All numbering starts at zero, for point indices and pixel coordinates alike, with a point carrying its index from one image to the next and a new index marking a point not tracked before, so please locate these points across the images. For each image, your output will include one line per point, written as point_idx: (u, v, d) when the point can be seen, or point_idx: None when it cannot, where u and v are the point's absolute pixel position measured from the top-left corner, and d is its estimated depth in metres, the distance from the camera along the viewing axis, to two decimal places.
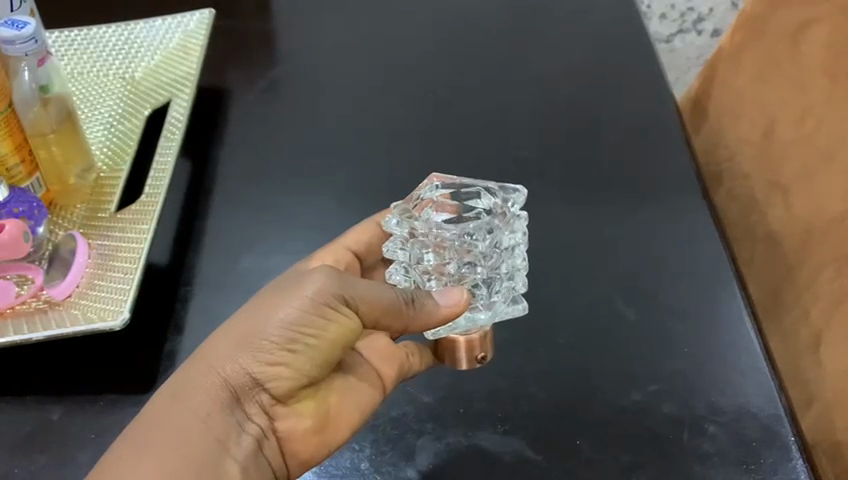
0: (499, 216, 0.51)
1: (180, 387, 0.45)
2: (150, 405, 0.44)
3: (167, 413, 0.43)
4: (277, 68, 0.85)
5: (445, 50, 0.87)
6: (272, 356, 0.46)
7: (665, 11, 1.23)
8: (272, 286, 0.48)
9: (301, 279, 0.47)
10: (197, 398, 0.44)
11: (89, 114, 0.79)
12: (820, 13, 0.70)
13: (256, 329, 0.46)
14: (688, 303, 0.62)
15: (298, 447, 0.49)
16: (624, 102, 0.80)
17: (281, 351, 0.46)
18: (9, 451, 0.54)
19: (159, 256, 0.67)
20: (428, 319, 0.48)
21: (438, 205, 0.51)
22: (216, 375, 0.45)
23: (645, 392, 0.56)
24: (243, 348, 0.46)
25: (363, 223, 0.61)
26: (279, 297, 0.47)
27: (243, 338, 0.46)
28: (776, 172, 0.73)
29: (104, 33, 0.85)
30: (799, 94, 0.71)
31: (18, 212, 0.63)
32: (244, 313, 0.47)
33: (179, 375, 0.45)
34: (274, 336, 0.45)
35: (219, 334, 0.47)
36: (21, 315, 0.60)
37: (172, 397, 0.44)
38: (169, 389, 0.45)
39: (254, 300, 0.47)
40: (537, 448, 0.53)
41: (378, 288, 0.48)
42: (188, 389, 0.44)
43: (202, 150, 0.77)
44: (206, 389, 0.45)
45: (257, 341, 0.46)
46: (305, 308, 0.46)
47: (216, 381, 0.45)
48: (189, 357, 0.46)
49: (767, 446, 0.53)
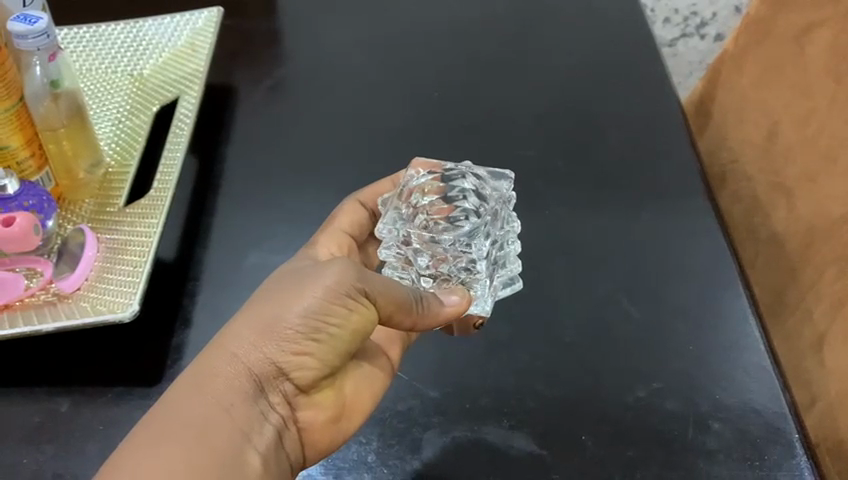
0: (480, 195, 0.55)
1: (202, 376, 0.44)
2: (171, 394, 0.43)
3: (188, 401, 0.43)
4: (283, 67, 0.85)
5: (451, 50, 0.88)
6: (297, 345, 0.46)
7: (668, 16, 1.24)
8: (290, 278, 0.48)
9: (320, 270, 0.48)
10: (219, 387, 0.44)
11: (97, 111, 0.80)
12: (823, 17, 0.70)
13: (279, 319, 0.46)
14: (692, 301, 0.62)
15: (315, 438, 0.51)
16: (629, 103, 0.81)
17: (307, 341, 0.46)
18: (17, 441, 0.55)
19: (166, 250, 0.68)
20: (432, 310, 0.51)
21: (425, 191, 0.56)
22: (240, 365, 0.45)
23: (649, 389, 0.57)
24: (267, 337, 0.46)
25: (344, 202, 0.61)
26: (301, 286, 0.47)
27: (266, 328, 0.46)
28: (780, 174, 0.73)
29: (113, 30, 0.86)
30: (804, 97, 0.72)
31: (28, 205, 0.64)
32: (263, 303, 0.47)
33: (199, 363, 0.45)
34: (298, 326, 0.46)
35: (238, 325, 0.46)
36: (29, 307, 0.60)
37: (194, 385, 0.44)
38: (189, 378, 0.44)
39: (273, 290, 0.47)
40: (542, 443, 0.54)
41: (390, 280, 0.49)
42: (210, 378, 0.44)
43: (209, 147, 0.78)
44: (229, 377, 0.44)
45: (281, 331, 0.46)
46: (329, 298, 0.46)
47: (239, 370, 0.45)
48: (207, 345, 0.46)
49: (771, 443, 0.54)
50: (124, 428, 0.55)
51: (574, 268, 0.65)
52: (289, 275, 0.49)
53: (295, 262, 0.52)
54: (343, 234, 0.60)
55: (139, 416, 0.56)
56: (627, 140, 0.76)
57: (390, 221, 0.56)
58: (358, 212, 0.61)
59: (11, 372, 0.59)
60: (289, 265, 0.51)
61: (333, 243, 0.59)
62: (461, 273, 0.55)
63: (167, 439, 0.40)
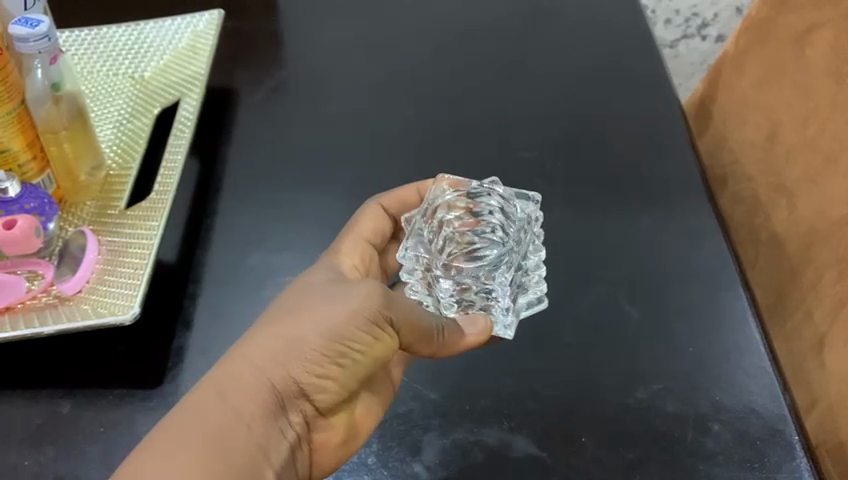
0: (507, 213, 0.56)
1: (224, 389, 0.42)
2: (189, 402, 0.42)
3: (210, 411, 0.41)
4: (284, 69, 0.86)
5: (451, 51, 0.88)
6: (321, 368, 0.46)
7: (670, 17, 1.24)
8: (316, 298, 0.48)
9: (347, 291, 0.48)
10: (242, 400, 0.42)
11: (98, 113, 0.80)
12: (823, 18, 0.70)
13: (306, 337, 0.45)
14: (693, 303, 0.62)
15: (324, 459, 0.50)
16: (629, 104, 0.81)
17: (331, 365, 0.46)
18: (18, 443, 0.55)
19: (167, 252, 0.68)
20: (452, 337, 0.52)
21: (451, 208, 0.57)
22: (263, 379, 0.44)
23: (649, 391, 0.57)
24: (292, 354, 0.45)
25: (367, 207, 0.61)
26: (329, 307, 0.47)
27: (292, 345, 0.45)
28: (781, 175, 0.73)
29: (114, 33, 0.86)
30: (804, 99, 0.72)
31: (30, 207, 0.64)
32: (290, 321, 0.46)
33: (222, 374, 0.43)
34: (326, 346, 0.45)
35: (261, 339, 0.45)
36: (31, 310, 0.60)
37: (216, 395, 0.42)
38: (208, 388, 0.42)
39: (298, 308, 0.47)
40: (542, 445, 0.54)
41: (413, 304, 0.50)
42: (232, 391, 0.43)
43: (210, 149, 0.78)
44: (253, 392, 0.43)
45: (308, 351, 0.45)
46: (358, 320, 0.46)
47: (261, 385, 0.43)
48: (229, 356, 0.45)
49: (771, 444, 0.54)
50: (125, 429, 0.55)
51: (574, 269, 0.65)
52: (312, 294, 0.49)
53: (310, 278, 0.52)
54: (365, 241, 0.60)
55: (140, 418, 0.56)
56: (628, 141, 0.76)
57: (411, 239, 0.56)
58: (378, 218, 0.60)
59: (12, 374, 0.59)
60: (306, 283, 0.51)
61: (355, 251, 0.58)
62: (480, 296, 0.56)
63: (187, 448, 0.38)
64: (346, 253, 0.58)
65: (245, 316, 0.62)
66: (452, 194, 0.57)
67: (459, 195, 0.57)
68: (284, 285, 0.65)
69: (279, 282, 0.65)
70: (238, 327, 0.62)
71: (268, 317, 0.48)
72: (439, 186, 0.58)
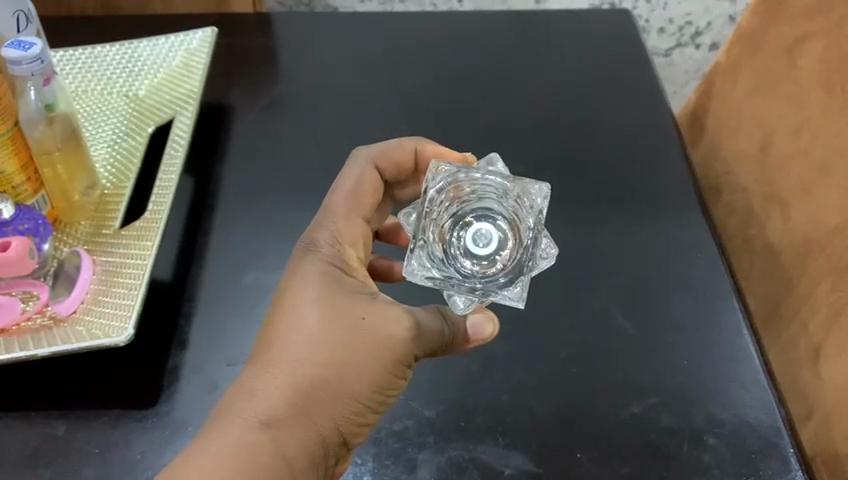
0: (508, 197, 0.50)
1: (274, 439, 0.42)
2: (244, 450, 0.41)
3: (267, 465, 0.41)
4: (278, 85, 0.86)
5: (444, 66, 0.88)
6: (362, 417, 0.46)
7: (663, 26, 1.23)
8: (353, 327, 0.46)
9: (386, 325, 0.47)
10: (295, 451, 0.42)
11: (92, 132, 0.80)
12: (814, 28, 0.71)
13: (353, 386, 0.45)
14: (687, 315, 0.62)
15: None
16: (622, 116, 0.81)
17: (370, 414, 0.47)
18: (13, 466, 0.55)
19: (162, 271, 0.68)
20: (461, 333, 0.52)
21: (450, 191, 0.51)
22: (310, 427, 0.44)
23: (644, 404, 0.57)
24: (338, 403, 0.45)
25: (361, 167, 0.56)
26: (371, 350, 0.46)
27: (337, 392, 0.45)
28: (774, 184, 0.74)
29: (108, 51, 0.86)
30: (796, 109, 0.72)
31: (24, 229, 0.64)
32: (331, 360, 0.45)
33: (272, 420, 0.42)
34: (368, 394, 0.46)
35: (304, 380, 0.44)
36: (26, 332, 0.61)
37: (271, 447, 0.41)
38: (259, 439, 0.41)
39: (335, 340, 0.45)
40: (538, 461, 0.54)
41: (436, 319, 0.50)
42: (282, 443, 0.42)
43: (205, 166, 0.78)
44: (304, 443, 0.43)
45: (351, 400, 0.45)
46: (396, 365, 0.47)
47: (309, 434, 0.43)
48: (276, 396, 0.43)
49: (766, 457, 0.54)
50: (121, 450, 0.55)
51: (569, 282, 0.65)
52: (347, 320, 0.46)
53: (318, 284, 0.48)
54: (364, 211, 0.55)
55: (135, 439, 0.56)
56: (621, 154, 0.77)
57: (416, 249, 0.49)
58: (375, 180, 0.56)
59: (6, 397, 0.59)
60: (330, 290, 0.48)
61: (359, 229, 0.53)
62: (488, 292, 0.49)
63: None
64: (350, 235, 0.53)
65: (240, 335, 0.63)
66: (450, 178, 0.51)
67: (455, 178, 0.51)
68: None
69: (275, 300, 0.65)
70: (234, 346, 0.62)
71: (300, 343, 0.45)
72: (435, 171, 0.51)
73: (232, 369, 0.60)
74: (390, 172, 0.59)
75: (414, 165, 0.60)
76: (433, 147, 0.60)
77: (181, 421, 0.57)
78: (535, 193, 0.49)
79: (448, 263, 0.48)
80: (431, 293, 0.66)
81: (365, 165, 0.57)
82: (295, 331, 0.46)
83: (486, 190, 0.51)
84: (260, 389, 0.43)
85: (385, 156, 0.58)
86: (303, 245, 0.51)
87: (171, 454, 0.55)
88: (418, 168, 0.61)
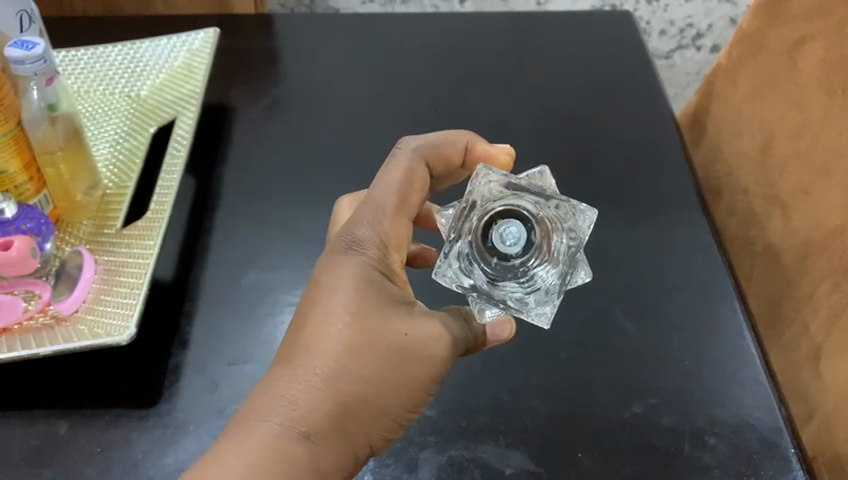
0: (550, 211, 0.49)
1: (311, 452, 0.42)
2: (279, 458, 0.41)
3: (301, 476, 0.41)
4: (279, 86, 0.86)
5: (445, 67, 0.88)
6: (390, 432, 0.47)
7: (664, 28, 1.23)
8: (396, 344, 0.46)
9: (426, 346, 0.47)
10: (326, 463, 0.43)
11: (95, 132, 0.81)
12: (814, 30, 0.71)
13: (388, 403, 0.46)
14: (688, 316, 0.62)
15: None
16: (622, 118, 0.81)
17: (397, 428, 0.48)
18: (14, 465, 0.55)
19: (163, 271, 0.68)
20: (479, 335, 0.52)
21: (490, 193, 0.49)
22: (345, 441, 0.44)
23: (645, 405, 0.57)
24: (374, 419, 0.45)
25: (412, 161, 0.52)
26: (407, 368, 0.46)
27: (375, 409, 0.45)
28: (774, 186, 0.74)
29: (111, 52, 0.86)
30: (796, 110, 0.73)
31: (27, 228, 0.64)
32: (373, 377, 0.45)
33: (308, 430, 0.43)
34: (401, 413, 0.47)
35: (345, 394, 0.44)
36: (28, 331, 0.61)
37: (305, 459, 0.42)
38: (294, 449, 0.42)
39: (376, 354, 0.45)
40: (538, 460, 0.54)
41: (465, 331, 0.50)
42: (319, 455, 0.43)
43: (206, 167, 0.78)
44: (336, 455, 0.44)
45: (385, 417, 0.46)
46: (428, 384, 0.48)
47: (341, 446, 0.44)
48: (312, 406, 0.43)
49: (767, 457, 0.54)
50: (122, 450, 0.55)
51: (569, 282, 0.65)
52: (391, 335, 0.46)
53: (364, 290, 0.47)
54: (412, 209, 0.51)
55: (136, 438, 0.56)
56: (621, 155, 0.77)
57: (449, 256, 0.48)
58: (423, 175, 0.52)
59: (8, 395, 0.59)
60: (374, 299, 0.47)
61: (403, 230, 0.50)
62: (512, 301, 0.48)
63: None
64: (394, 236, 0.49)
65: (243, 334, 0.63)
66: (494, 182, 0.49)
67: (500, 182, 0.49)
68: (282, 304, 0.65)
69: (279, 300, 0.65)
70: (237, 345, 0.62)
71: (344, 353, 0.45)
72: (481, 172, 0.49)
73: (236, 369, 0.60)
74: (437, 166, 0.55)
75: (461, 159, 0.57)
76: (481, 144, 0.58)
77: (183, 421, 0.57)
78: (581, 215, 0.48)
79: (473, 265, 0.48)
80: (432, 293, 0.66)
81: (415, 159, 0.53)
82: (339, 339, 0.45)
83: (524, 196, 0.49)
84: (299, 397, 0.43)
85: (435, 150, 0.54)
86: (345, 241, 0.48)
87: (173, 453, 0.55)
88: (463, 164, 0.58)
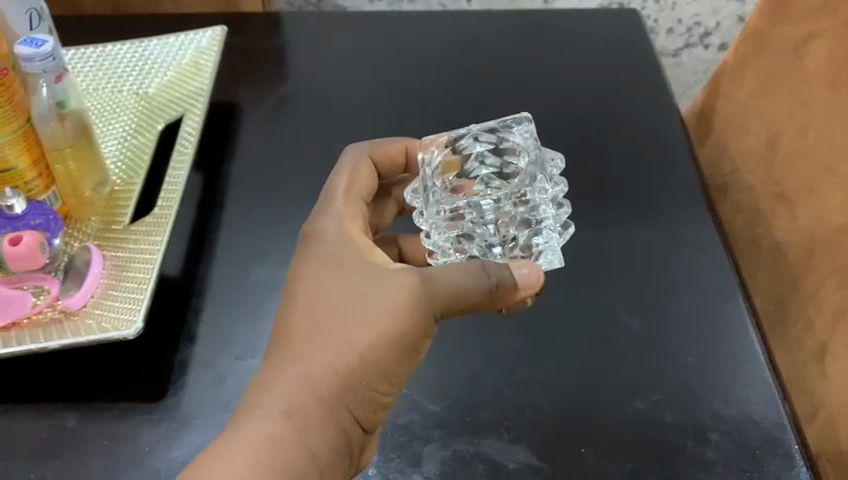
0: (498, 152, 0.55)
1: (295, 428, 0.44)
2: (262, 438, 0.43)
3: (285, 451, 0.43)
4: (285, 84, 0.87)
5: (452, 65, 0.89)
6: (377, 392, 0.47)
7: (672, 26, 1.23)
8: (356, 307, 0.47)
9: (389, 303, 0.47)
10: (311, 437, 0.44)
11: (103, 129, 0.81)
12: (820, 27, 0.71)
13: (361, 366, 0.46)
14: (693, 313, 0.62)
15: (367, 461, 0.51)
16: (628, 116, 0.81)
17: (386, 387, 0.48)
18: (22, 456, 0.55)
19: (171, 267, 0.69)
20: (506, 284, 0.48)
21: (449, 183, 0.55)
22: (330, 415, 0.45)
23: (649, 401, 0.57)
24: (353, 387, 0.46)
25: (354, 160, 0.59)
26: (374, 327, 0.46)
27: (351, 377, 0.45)
28: (781, 184, 0.74)
29: (119, 50, 0.87)
30: (802, 108, 0.73)
31: (35, 224, 0.65)
32: (341, 345, 0.46)
33: (287, 409, 0.44)
34: (381, 375, 0.47)
35: (318, 368, 0.45)
36: (36, 325, 0.61)
37: (288, 434, 0.43)
38: (277, 429, 0.43)
39: (339, 322, 0.47)
40: (542, 456, 0.54)
41: (458, 277, 0.48)
42: (304, 432, 0.44)
43: (214, 164, 0.79)
44: (323, 427, 0.44)
45: (365, 382, 0.46)
46: (406, 341, 0.47)
47: (327, 419, 0.45)
48: (289, 385, 0.45)
49: (771, 454, 0.54)
50: (129, 444, 0.56)
51: (573, 280, 0.65)
52: (356, 305, 0.47)
53: (325, 269, 0.49)
54: (359, 195, 0.57)
55: (144, 432, 0.56)
56: (626, 153, 0.77)
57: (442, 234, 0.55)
58: (368, 169, 0.59)
59: (17, 389, 0.60)
60: (334, 274, 0.49)
61: (357, 210, 0.55)
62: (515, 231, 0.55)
63: None
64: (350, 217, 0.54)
65: (251, 330, 0.63)
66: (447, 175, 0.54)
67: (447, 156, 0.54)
68: None
69: None
70: (244, 341, 0.62)
71: (310, 331, 0.47)
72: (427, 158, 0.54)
73: (242, 364, 0.61)
74: (384, 165, 0.61)
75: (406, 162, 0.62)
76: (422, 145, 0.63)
77: (189, 415, 0.57)
78: (513, 121, 0.53)
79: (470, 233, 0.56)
80: None
81: (355, 156, 0.59)
82: (304, 319, 0.47)
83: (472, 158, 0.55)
84: (278, 379, 0.45)
85: (380, 150, 0.60)
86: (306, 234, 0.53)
87: (179, 447, 0.56)
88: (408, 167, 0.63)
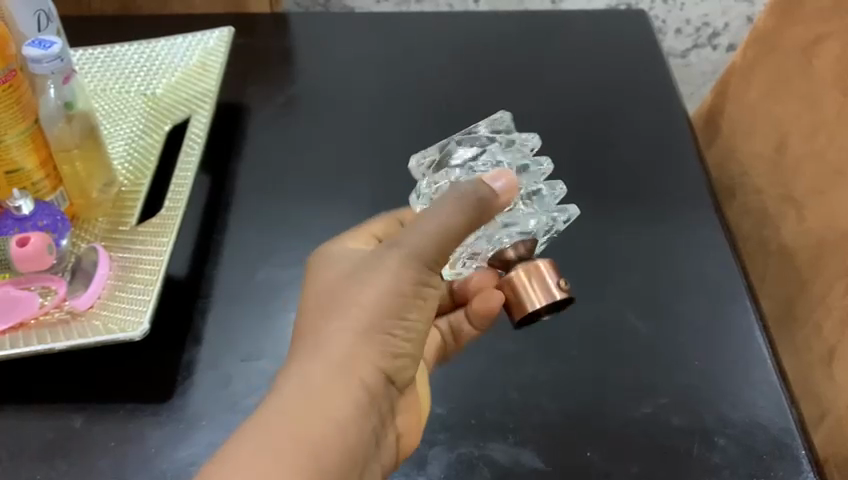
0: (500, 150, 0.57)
1: (313, 397, 0.43)
2: (280, 407, 0.42)
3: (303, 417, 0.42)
4: (292, 85, 0.87)
5: (460, 67, 0.88)
6: (392, 351, 0.47)
7: (680, 27, 1.22)
8: (348, 280, 0.47)
9: (377, 265, 0.47)
10: (330, 403, 0.43)
11: (110, 129, 0.82)
12: (829, 29, 0.71)
13: (364, 329, 0.46)
14: (700, 317, 0.62)
15: (409, 440, 0.52)
16: (636, 117, 0.81)
17: (400, 344, 0.47)
18: (29, 456, 0.56)
19: (178, 268, 0.69)
20: (485, 190, 0.47)
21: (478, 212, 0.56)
22: (347, 382, 0.44)
23: (656, 404, 0.57)
24: (364, 350, 0.45)
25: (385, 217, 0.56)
26: (369, 289, 0.46)
27: (358, 340, 0.45)
28: (789, 185, 0.73)
29: (127, 51, 0.88)
30: (810, 111, 0.72)
31: (43, 225, 0.66)
32: (342, 316, 0.46)
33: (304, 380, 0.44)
34: (390, 334, 0.46)
35: (325, 341, 0.45)
36: (44, 326, 0.61)
37: (307, 401, 0.43)
38: (294, 399, 0.43)
39: (337, 297, 0.47)
40: (548, 460, 0.54)
41: (437, 210, 0.46)
42: (329, 421, 0.43)
43: (221, 165, 0.79)
44: (341, 393, 0.44)
45: (376, 343, 0.46)
46: (405, 293, 0.46)
47: (344, 385, 0.44)
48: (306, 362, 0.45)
49: (779, 459, 0.53)
50: (136, 445, 0.56)
51: (580, 283, 0.65)
52: (350, 279, 0.47)
53: (320, 266, 0.50)
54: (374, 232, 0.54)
55: (150, 433, 0.57)
56: (633, 155, 0.77)
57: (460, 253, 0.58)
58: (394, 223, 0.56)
59: (24, 389, 0.60)
60: (328, 265, 0.50)
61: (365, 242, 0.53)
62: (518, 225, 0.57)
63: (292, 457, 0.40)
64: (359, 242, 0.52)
65: (259, 331, 0.63)
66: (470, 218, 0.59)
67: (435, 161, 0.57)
68: (294, 301, 0.65)
69: (292, 297, 0.66)
70: (251, 341, 0.62)
71: (312, 314, 0.47)
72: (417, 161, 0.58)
73: (248, 365, 0.61)
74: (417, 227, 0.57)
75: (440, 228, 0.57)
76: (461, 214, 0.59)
77: (195, 416, 0.58)
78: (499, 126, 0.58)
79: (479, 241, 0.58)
80: None
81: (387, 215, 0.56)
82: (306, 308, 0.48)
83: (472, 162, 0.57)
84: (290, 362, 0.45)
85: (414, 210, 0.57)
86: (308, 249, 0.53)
87: (185, 448, 0.56)
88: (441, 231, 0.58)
